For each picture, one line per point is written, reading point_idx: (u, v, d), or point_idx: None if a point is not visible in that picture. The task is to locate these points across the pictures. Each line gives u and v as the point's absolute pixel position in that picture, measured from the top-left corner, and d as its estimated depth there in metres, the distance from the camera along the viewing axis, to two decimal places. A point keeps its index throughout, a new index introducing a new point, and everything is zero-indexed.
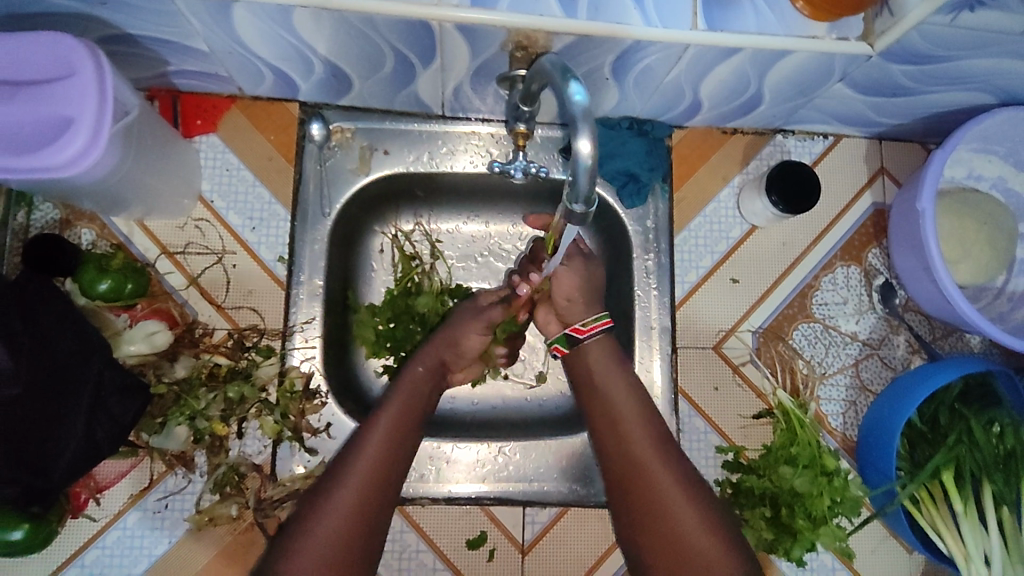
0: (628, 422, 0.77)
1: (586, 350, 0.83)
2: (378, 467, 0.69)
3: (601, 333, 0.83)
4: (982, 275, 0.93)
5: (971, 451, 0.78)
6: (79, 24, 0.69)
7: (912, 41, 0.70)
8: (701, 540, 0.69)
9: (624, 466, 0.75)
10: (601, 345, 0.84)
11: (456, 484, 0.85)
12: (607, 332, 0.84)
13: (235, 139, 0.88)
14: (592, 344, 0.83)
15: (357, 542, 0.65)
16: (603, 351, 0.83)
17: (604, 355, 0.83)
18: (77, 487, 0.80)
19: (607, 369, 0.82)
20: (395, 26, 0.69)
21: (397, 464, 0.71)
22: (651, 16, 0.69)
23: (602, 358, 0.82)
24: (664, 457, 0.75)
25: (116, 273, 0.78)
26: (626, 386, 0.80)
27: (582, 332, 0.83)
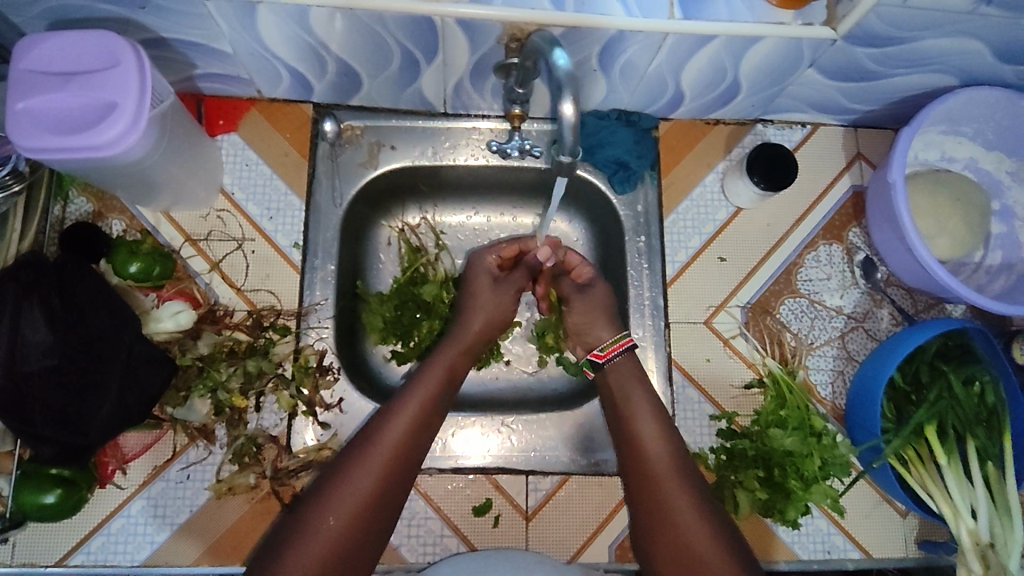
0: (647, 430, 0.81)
1: (611, 371, 0.86)
2: (397, 455, 0.75)
3: (621, 352, 0.87)
4: (960, 250, 0.98)
5: (954, 407, 0.82)
6: (119, 27, 0.78)
7: (871, 24, 0.77)
8: (703, 544, 0.73)
9: (637, 464, 0.79)
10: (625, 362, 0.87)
11: (464, 456, 0.91)
12: (629, 351, 0.87)
13: (254, 137, 0.96)
14: (618, 362, 0.87)
15: (371, 527, 0.72)
16: (629, 369, 0.86)
17: (630, 373, 0.86)
18: (105, 457, 0.85)
19: (629, 383, 0.85)
20: (403, 23, 0.77)
21: (419, 450, 0.77)
22: (631, 7, 0.76)
23: (626, 374, 0.86)
24: (676, 467, 0.78)
25: (145, 257, 0.85)
26: (649, 400, 0.84)
27: (602, 356, 0.87)
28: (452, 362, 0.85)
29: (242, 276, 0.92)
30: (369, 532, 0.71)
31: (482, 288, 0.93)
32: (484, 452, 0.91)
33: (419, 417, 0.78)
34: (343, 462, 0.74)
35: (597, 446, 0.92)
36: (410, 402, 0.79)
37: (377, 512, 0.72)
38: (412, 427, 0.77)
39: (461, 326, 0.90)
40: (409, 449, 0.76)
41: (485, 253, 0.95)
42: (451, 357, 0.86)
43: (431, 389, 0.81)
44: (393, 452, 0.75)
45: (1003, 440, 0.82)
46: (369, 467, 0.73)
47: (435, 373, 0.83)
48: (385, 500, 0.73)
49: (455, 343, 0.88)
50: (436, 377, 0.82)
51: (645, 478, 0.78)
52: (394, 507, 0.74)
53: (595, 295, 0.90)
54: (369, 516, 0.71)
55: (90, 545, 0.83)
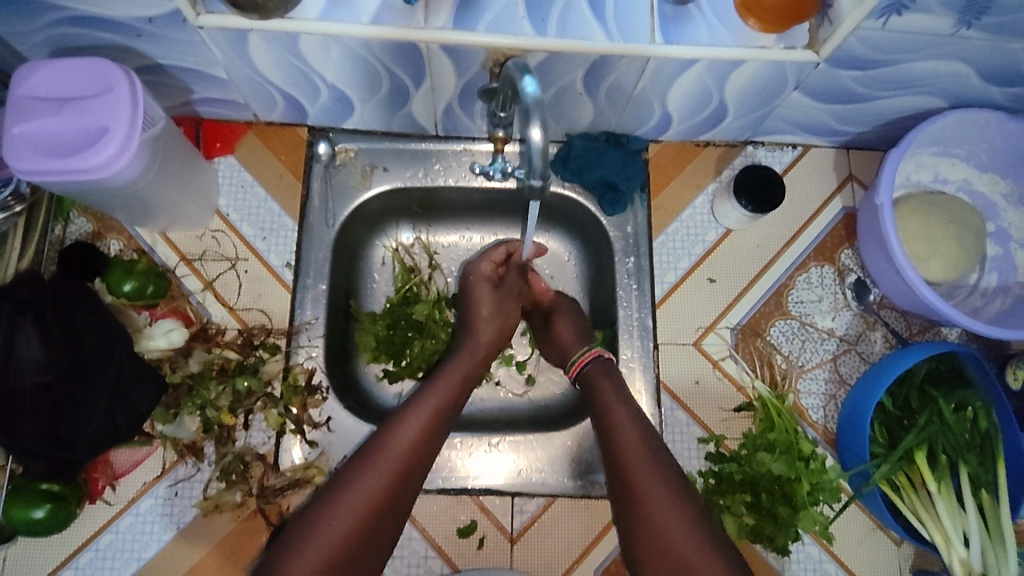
0: (625, 427, 0.80)
1: (586, 378, 0.88)
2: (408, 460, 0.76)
3: (592, 361, 0.88)
4: (955, 271, 0.96)
5: (944, 432, 0.81)
6: (118, 55, 0.81)
7: (852, 47, 0.77)
8: (682, 538, 0.71)
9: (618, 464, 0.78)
10: (601, 368, 0.88)
11: (478, 474, 0.90)
12: (600, 360, 0.88)
13: (250, 159, 0.98)
14: (590, 371, 0.88)
15: (378, 527, 0.73)
16: (604, 374, 0.87)
17: (606, 376, 0.86)
18: (95, 474, 0.86)
19: (603, 387, 0.85)
20: (390, 49, 0.79)
21: (428, 455, 0.79)
22: (613, 32, 0.77)
23: (603, 377, 0.86)
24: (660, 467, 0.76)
25: (139, 275, 0.87)
26: (629, 409, 0.82)
27: (571, 373, 0.90)
28: (462, 376, 0.86)
29: (235, 295, 0.93)
30: (375, 533, 0.73)
31: (483, 295, 0.93)
32: (501, 473, 0.90)
33: (432, 423, 0.80)
34: (356, 464, 0.75)
35: (592, 468, 0.90)
36: (425, 408, 0.81)
37: (386, 513, 0.74)
38: (424, 431, 0.79)
39: (472, 334, 0.91)
40: (420, 454, 0.78)
41: (479, 262, 0.95)
42: (463, 365, 0.88)
43: (445, 395, 0.83)
44: (406, 455, 0.76)
45: (996, 467, 0.81)
46: (381, 469, 0.75)
47: (448, 381, 0.85)
48: (393, 501, 0.74)
49: (468, 351, 0.89)
50: (451, 385, 0.85)
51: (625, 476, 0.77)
52: (400, 511, 0.75)
53: (565, 318, 0.95)
54: (379, 516, 0.73)
55: (78, 560, 0.84)
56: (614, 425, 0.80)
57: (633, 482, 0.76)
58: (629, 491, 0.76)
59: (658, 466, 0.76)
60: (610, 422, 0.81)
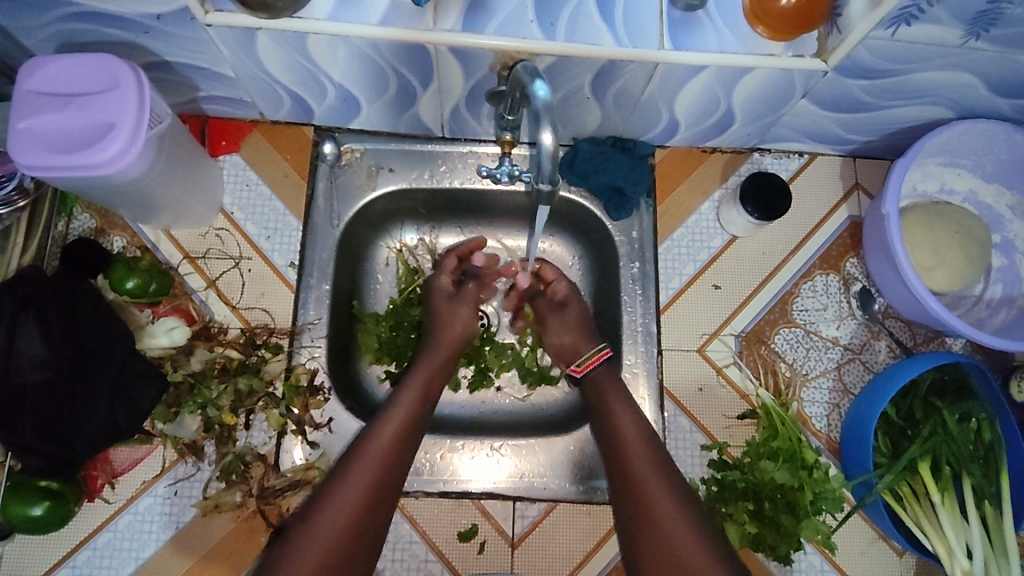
0: (631, 434, 0.80)
1: (589, 381, 0.87)
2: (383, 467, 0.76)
3: (600, 364, 0.87)
4: (960, 282, 0.96)
5: (947, 443, 0.81)
6: (126, 52, 0.81)
7: (861, 56, 0.77)
8: (688, 549, 0.71)
9: (624, 475, 0.78)
10: (606, 374, 0.87)
11: (467, 477, 0.90)
12: (607, 363, 0.87)
13: (255, 158, 0.98)
14: (596, 374, 0.87)
15: (356, 546, 0.72)
16: (609, 377, 0.86)
17: (611, 380, 0.86)
18: (94, 471, 0.85)
19: (608, 390, 0.85)
20: (398, 50, 0.78)
21: (399, 470, 0.77)
22: (622, 37, 0.77)
23: (610, 380, 0.86)
24: (668, 481, 0.76)
25: (142, 273, 0.87)
26: (637, 421, 0.81)
27: (579, 371, 0.88)
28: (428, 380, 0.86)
29: (238, 294, 0.93)
30: (354, 553, 0.71)
31: (444, 309, 0.94)
32: (490, 478, 0.90)
33: (400, 436, 0.79)
34: (328, 484, 0.74)
35: (595, 474, 0.90)
36: (389, 422, 0.79)
37: (362, 532, 0.72)
38: (390, 445, 0.77)
39: (432, 345, 0.90)
40: (388, 471, 0.76)
41: (439, 276, 0.97)
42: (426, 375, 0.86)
43: (410, 407, 0.82)
44: (374, 471, 0.75)
45: (1000, 480, 0.80)
46: (353, 488, 0.73)
47: (417, 385, 0.85)
48: (373, 509, 0.74)
49: (429, 361, 0.88)
50: (418, 389, 0.84)
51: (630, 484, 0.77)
52: (376, 527, 0.74)
53: (573, 314, 0.93)
54: (355, 536, 0.72)
55: (76, 558, 0.83)
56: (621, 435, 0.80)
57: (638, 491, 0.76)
58: (635, 502, 0.75)
59: (665, 477, 0.76)
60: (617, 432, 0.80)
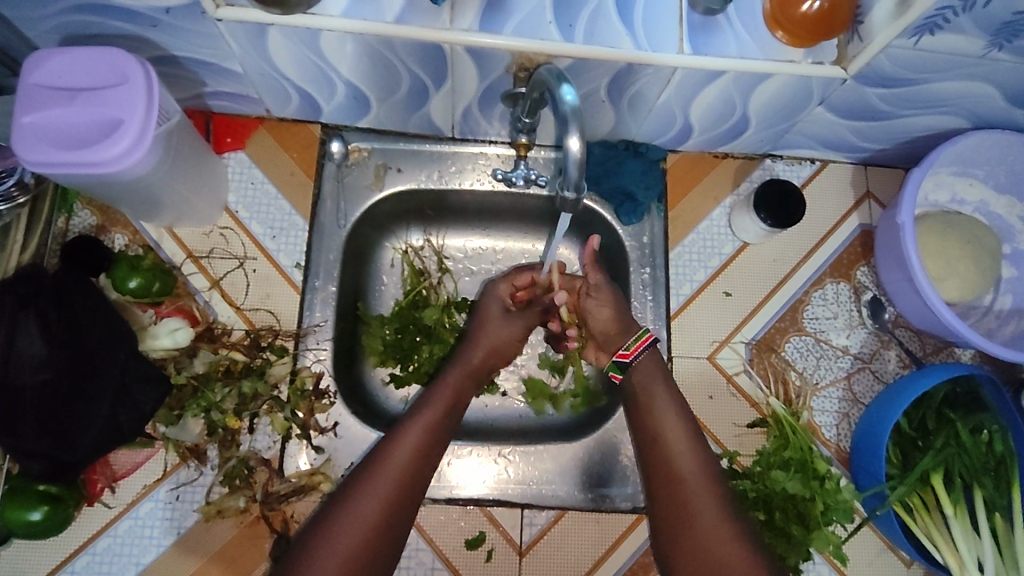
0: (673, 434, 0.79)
1: (637, 369, 0.85)
2: (407, 473, 0.75)
3: (645, 350, 0.85)
4: (970, 292, 0.96)
5: (960, 455, 0.81)
6: (132, 45, 0.79)
7: (882, 64, 0.76)
8: (730, 549, 0.70)
9: (664, 470, 0.77)
10: (650, 362, 0.85)
11: (459, 484, 0.88)
12: (651, 348, 0.86)
13: (261, 155, 0.96)
14: (642, 361, 0.85)
15: (378, 551, 0.71)
16: (654, 366, 0.85)
17: (653, 371, 0.84)
18: (94, 475, 0.83)
19: (653, 380, 0.84)
20: (412, 49, 0.77)
21: (424, 475, 0.77)
22: (641, 41, 0.76)
23: (655, 369, 0.85)
24: (709, 479, 0.76)
25: (145, 273, 0.85)
26: (681, 416, 0.81)
27: (627, 356, 0.85)
28: (456, 388, 0.85)
29: (242, 295, 0.91)
30: (376, 558, 0.70)
31: (491, 320, 0.92)
32: (483, 483, 0.89)
33: (427, 440, 0.78)
34: (347, 491, 0.73)
35: (604, 481, 0.89)
36: (416, 425, 0.79)
37: (386, 536, 0.72)
38: (416, 448, 0.77)
39: (467, 351, 0.89)
40: (414, 475, 0.75)
41: (498, 284, 0.94)
42: (456, 380, 0.86)
43: (438, 410, 0.81)
44: (399, 476, 0.74)
45: (1011, 492, 0.81)
46: (376, 491, 0.73)
47: (444, 392, 0.84)
48: (395, 517, 0.73)
49: (460, 366, 0.87)
50: (444, 396, 0.83)
51: (669, 480, 0.77)
52: (399, 532, 0.73)
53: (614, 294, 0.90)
54: (377, 540, 0.71)
55: (75, 564, 0.82)
56: (662, 431, 0.80)
57: (678, 488, 0.76)
58: (675, 498, 0.75)
59: (705, 475, 0.76)
60: (658, 426, 0.80)
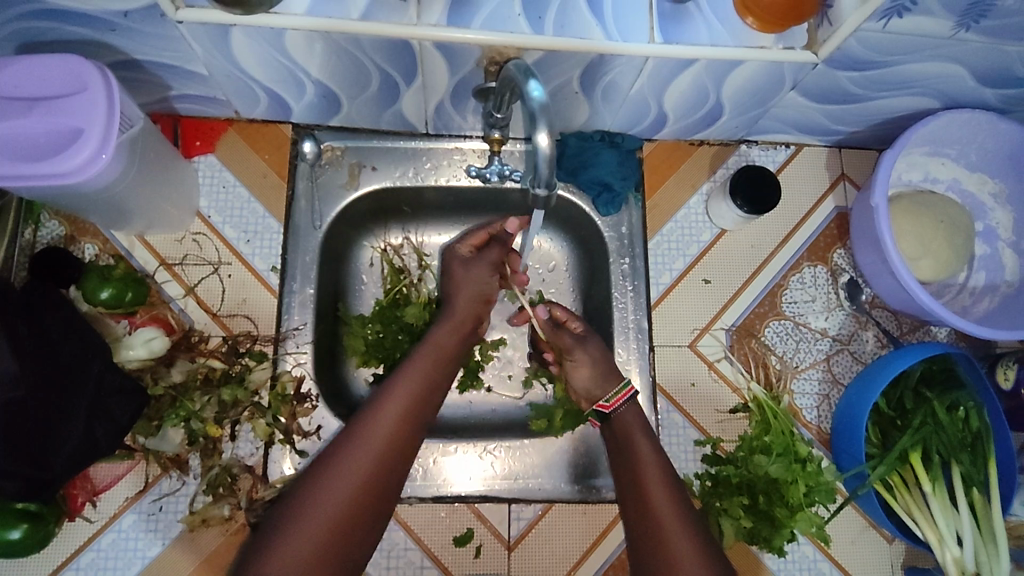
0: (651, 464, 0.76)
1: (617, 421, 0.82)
2: (402, 422, 0.72)
3: (627, 401, 0.83)
4: (944, 271, 0.97)
5: (937, 432, 0.83)
6: (92, 50, 0.77)
7: (852, 48, 0.76)
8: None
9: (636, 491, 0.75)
10: (632, 412, 0.83)
11: (444, 482, 0.88)
12: (632, 400, 0.83)
13: (231, 157, 0.94)
14: (624, 412, 0.83)
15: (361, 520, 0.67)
16: (634, 415, 0.83)
17: (637, 419, 0.82)
18: (74, 489, 0.82)
19: (634, 428, 0.81)
20: (380, 46, 0.76)
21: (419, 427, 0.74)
22: (612, 31, 0.75)
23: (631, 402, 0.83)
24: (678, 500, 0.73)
25: (117, 282, 0.83)
26: (649, 438, 0.80)
27: (608, 407, 0.83)
28: (445, 345, 0.82)
29: (218, 301, 0.90)
30: (365, 520, 0.67)
31: (458, 276, 0.90)
32: (465, 480, 0.89)
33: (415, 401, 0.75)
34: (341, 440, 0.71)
35: (593, 473, 0.90)
36: (403, 386, 0.75)
37: (377, 495, 0.68)
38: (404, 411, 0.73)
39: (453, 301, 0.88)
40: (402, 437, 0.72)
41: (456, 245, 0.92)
42: (443, 339, 0.83)
43: (424, 371, 0.78)
44: (395, 423, 0.72)
45: (987, 467, 0.82)
46: (366, 446, 0.70)
47: (434, 346, 0.82)
48: (390, 468, 0.70)
49: (446, 326, 0.85)
50: (435, 350, 0.81)
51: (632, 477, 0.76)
52: (386, 502, 0.69)
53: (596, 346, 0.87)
54: (366, 503, 0.67)
55: None
56: (634, 446, 0.79)
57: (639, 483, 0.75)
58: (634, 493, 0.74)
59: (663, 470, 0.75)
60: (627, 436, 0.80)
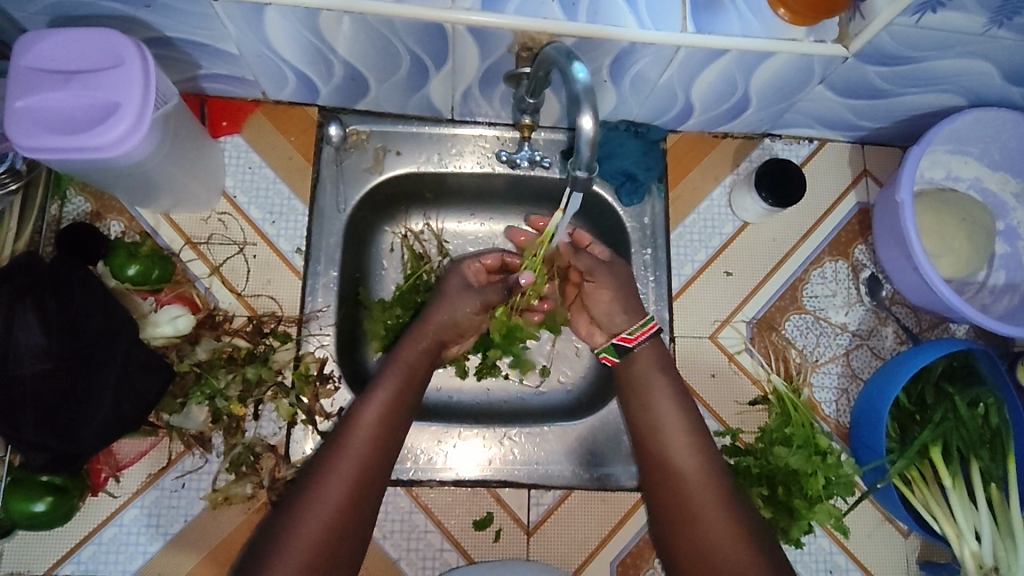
0: (667, 420, 0.82)
1: (634, 366, 0.86)
2: (367, 451, 0.76)
3: (649, 338, 0.86)
4: (964, 269, 0.98)
5: (958, 427, 0.83)
6: (125, 26, 0.77)
7: (883, 42, 0.77)
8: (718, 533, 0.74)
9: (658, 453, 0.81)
10: (650, 351, 0.86)
11: (462, 467, 0.89)
12: (655, 337, 0.87)
13: (257, 138, 0.94)
14: (642, 349, 0.86)
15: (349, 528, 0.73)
16: (653, 355, 0.86)
17: (654, 367, 0.85)
18: (98, 464, 0.82)
19: (651, 371, 0.85)
20: (413, 29, 0.76)
21: (386, 454, 0.78)
22: (644, 19, 0.76)
23: (650, 362, 0.86)
24: (702, 460, 0.79)
25: (144, 259, 0.83)
26: (669, 383, 0.84)
27: (632, 341, 0.86)
28: (412, 367, 0.84)
29: (242, 281, 0.90)
30: (344, 542, 0.72)
31: (448, 293, 0.90)
32: (479, 466, 0.89)
33: (394, 411, 0.80)
34: (312, 471, 0.75)
35: (603, 460, 0.90)
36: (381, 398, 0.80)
37: (354, 517, 0.73)
38: (381, 424, 0.78)
39: (420, 322, 0.87)
40: (381, 448, 0.77)
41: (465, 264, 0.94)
42: (409, 361, 0.84)
43: (387, 399, 0.80)
44: (362, 454, 0.76)
45: (1006, 462, 0.83)
46: (335, 475, 0.74)
47: (401, 370, 0.83)
48: (362, 495, 0.75)
49: (411, 345, 0.86)
50: (399, 376, 0.83)
51: (670, 477, 0.79)
52: (366, 521, 0.74)
53: (619, 273, 0.89)
54: (343, 525, 0.72)
55: (80, 554, 0.81)
56: (649, 395, 0.84)
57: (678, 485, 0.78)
58: (674, 497, 0.78)
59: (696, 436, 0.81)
60: (659, 423, 0.82)
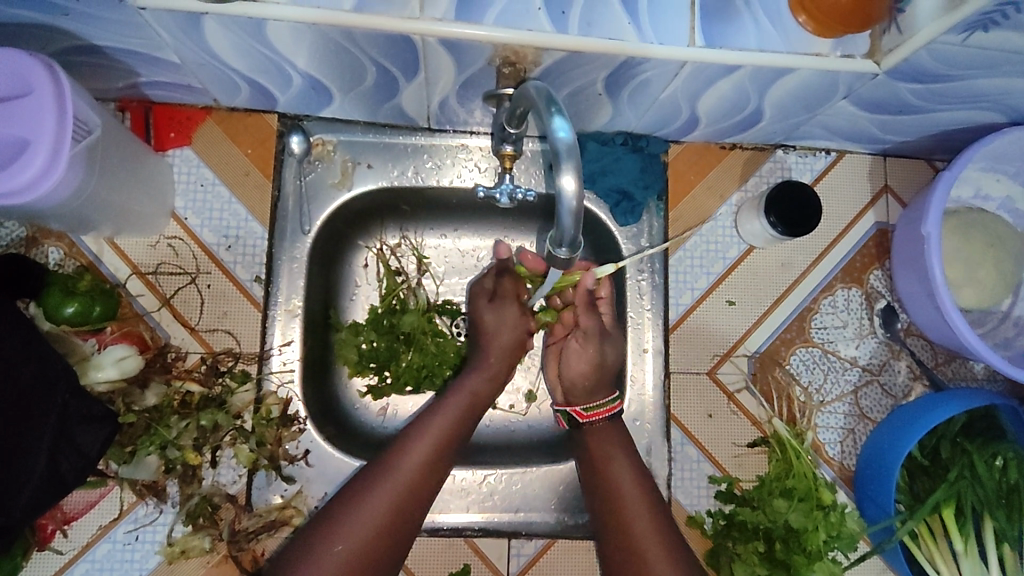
0: (629, 490, 0.76)
1: (590, 435, 0.80)
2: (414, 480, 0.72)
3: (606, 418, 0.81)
4: (988, 299, 0.89)
5: (973, 486, 0.77)
6: (44, 35, 0.66)
7: (921, 60, 0.66)
8: None
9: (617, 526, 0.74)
10: (606, 431, 0.80)
11: (446, 514, 0.83)
12: (613, 419, 0.81)
13: (210, 151, 0.84)
14: (598, 426, 0.81)
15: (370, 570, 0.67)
16: (610, 432, 0.80)
17: (613, 440, 0.80)
18: (43, 518, 0.76)
19: (610, 443, 0.79)
20: (377, 40, 0.65)
21: (431, 487, 0.73)
22: (646, 31, 0.64)
23: (609, 436, 0.80)
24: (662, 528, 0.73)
25: (83, 296, 0.74)
26: (627, 454, 0.78)
27: (583, 416, 0.81)
28: (470, 397, 0.79)
29: (196, 314, 0.82)
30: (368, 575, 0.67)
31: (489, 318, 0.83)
32: (460, 516, 0.83)
33: (439, 448, 0.74)
34: (352, 493, 0.71)
35: None
36: (437, 421, 0.76)
37: (384, 549, 0.69)
38: (425, 458, 0.73)
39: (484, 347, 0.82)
40: (423, 481, 0.72)
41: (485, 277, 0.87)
42: (474, 388, 0.79)
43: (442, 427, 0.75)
44: (408, 481, 0.71)
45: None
46: (376, 502, 0.69)
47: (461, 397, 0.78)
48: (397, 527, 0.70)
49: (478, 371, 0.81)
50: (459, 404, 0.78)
51: (627, 542, 0.73)
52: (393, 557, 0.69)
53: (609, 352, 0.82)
54: (372, 557, 0.68)
55: None
56: (609, 463, 0.78)
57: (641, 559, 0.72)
58: (631, 560, 0.72)
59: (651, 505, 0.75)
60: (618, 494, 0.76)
